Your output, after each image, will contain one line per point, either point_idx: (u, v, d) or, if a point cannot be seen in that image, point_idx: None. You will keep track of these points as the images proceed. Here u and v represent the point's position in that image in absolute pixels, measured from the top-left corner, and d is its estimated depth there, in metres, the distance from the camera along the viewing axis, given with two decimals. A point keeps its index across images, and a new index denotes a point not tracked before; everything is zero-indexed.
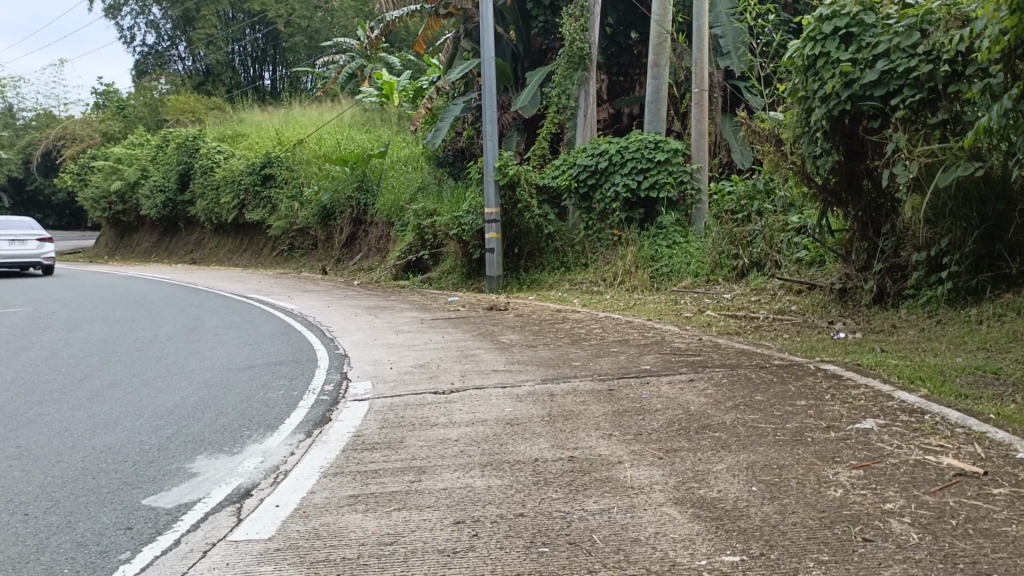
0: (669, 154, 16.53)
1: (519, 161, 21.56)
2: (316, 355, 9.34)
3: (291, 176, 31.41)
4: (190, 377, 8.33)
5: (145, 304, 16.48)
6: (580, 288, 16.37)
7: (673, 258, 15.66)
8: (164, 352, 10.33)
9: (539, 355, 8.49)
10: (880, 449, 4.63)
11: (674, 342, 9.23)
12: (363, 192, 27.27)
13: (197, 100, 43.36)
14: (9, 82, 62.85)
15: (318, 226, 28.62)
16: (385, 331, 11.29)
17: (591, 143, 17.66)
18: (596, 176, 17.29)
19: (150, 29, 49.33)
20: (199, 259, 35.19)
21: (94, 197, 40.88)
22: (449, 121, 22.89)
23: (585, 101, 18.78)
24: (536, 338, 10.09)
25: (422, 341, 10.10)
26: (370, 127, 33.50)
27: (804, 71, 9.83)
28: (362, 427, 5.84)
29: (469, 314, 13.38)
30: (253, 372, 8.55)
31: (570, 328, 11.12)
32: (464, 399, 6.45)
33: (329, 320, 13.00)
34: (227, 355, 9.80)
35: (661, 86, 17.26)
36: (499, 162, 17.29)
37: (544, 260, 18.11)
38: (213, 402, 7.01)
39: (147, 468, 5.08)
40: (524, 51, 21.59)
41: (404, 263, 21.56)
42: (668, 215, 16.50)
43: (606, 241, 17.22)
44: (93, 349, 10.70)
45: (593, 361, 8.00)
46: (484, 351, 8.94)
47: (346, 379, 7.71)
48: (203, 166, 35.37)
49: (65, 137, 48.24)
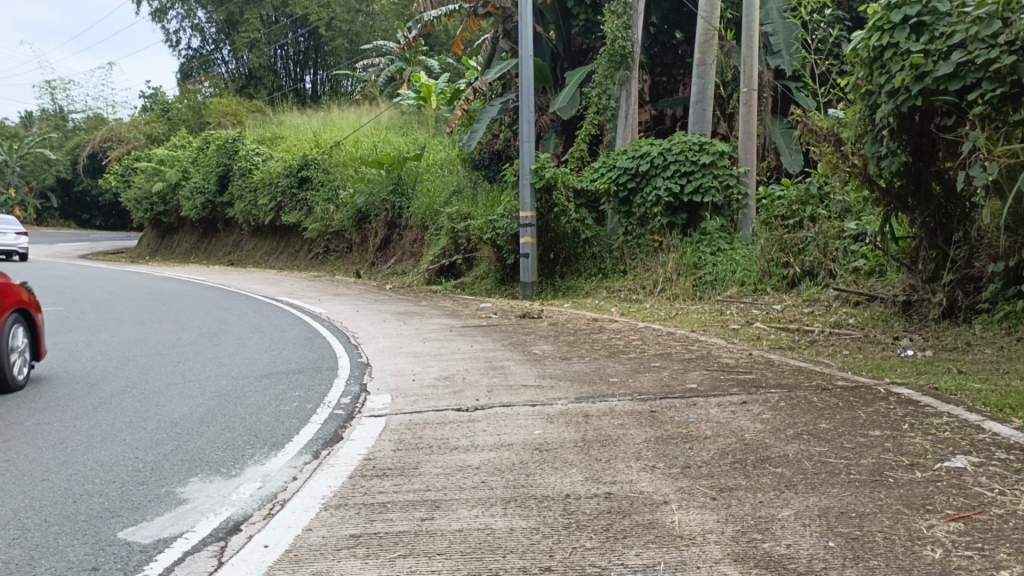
0: (714, 157, 15.77)
1: (557, 164, 20.93)
2: (337, 364, 8.77)
3: (327, 179, 31.27)
4: (203, 385, 7.82)
5: (174, 306, 16.20)
6: (618, 296, 15.66)
7: (718, 265, 14.90)
8: (181, 356, 9.87)
9: (574, 369, 7.83)
10: (980, 495, 3.96)
11: (720, 358, 8.50)
12: (398, 195, 26.90)
13: (238, 103, 43.43)
14: (59, 84, 64.22)
15: (353, 229, 28.31)
16: (412, 339, 10.73)
17: (632, 145, 16.89)
18: (636, 179, 16.55)
19: (195, 33, 49.83)
20: (236, 261, 35.20)
21: (135, 198, 41.24)
22: (486, 123, 22.41)
23: (626, 101, 18.07)
24: (572, 349, 9.43)
25: (450, 350, 9.51)
26: (407, 129, 33.29)
27: (869, 64, 9.13)
28: (376, 447, 5.24)
29: (501, 322, 12.80)
30: (271, 380, 8.02)
31: (608, 340, 10.46)
32: (490, 418, 5.83)
33: (357, 326, 12.51)
34: (247, 361, 9.30)
35: (706, 86, 16.48)
36: (536, 164, 16.62)
37: (580, 266, 17.43)
38: (221, 414, 6.48)
39: (134, 491, 4.53)
40: (564, 51, 21.00)
41: (437, 267, 21.07)
42: (712, 220, 15.74)
43: (647, 247, 16.48)
44: (112, 352, 10.31)
45: (633, 377, 7.31)
46: (514, 363, 8.31)
47: (365, 391, 7.11)
48: (242, 167, 35.44)
49: (111, 138, 48.91)
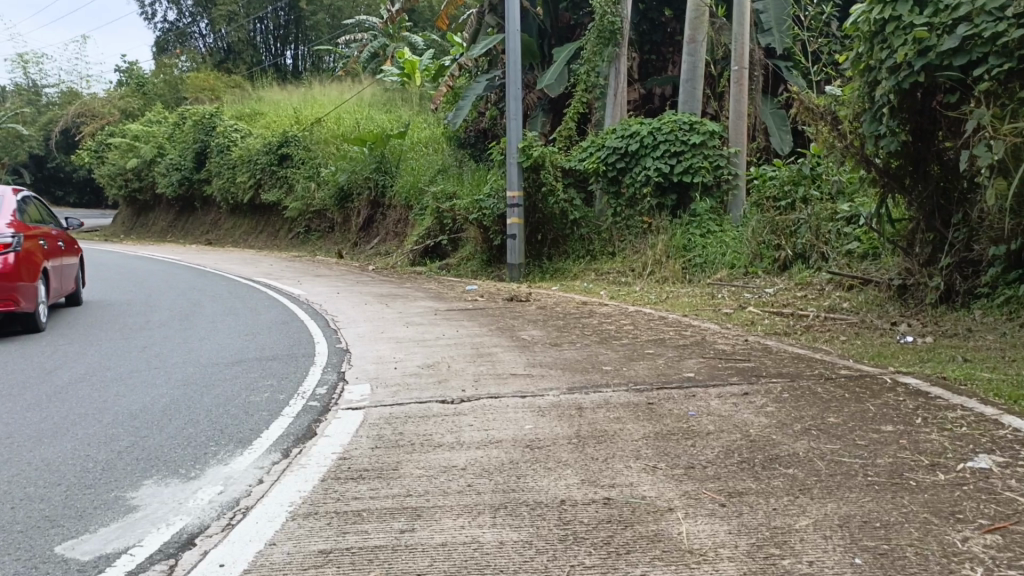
0: (705, 137, 15.41)
1: (543, 143, 20.44)
2: (313, 351, 8.30)
3: (308, 156, 30.62)
4: (169, 372, 7.35)
5: (148, 286, 15.63)
6: (606, 279, 15.28)
7: (707, 248, 14.56)
8: (150, 341, 9.37)
9: (565, 357, 7.42)
10: (1011, 501, 3.61)
11: (717, 345, 8.13)
12: (380, 173, 26.31)
13: (217, 78, 42.45)
14: (32, 57, 62.51)
15: (334, 208, 27.72)
16: (394, 323, 10.29)
17: (622, 124, 16.45)
18: (626, 159, 16.13)
19: (173, 6, 48.61)
20: (214, 240, 34.46)
21: (111, 174, 40.22)
22: (471, 100, 21.85)
23: (615, 78, 17.61)
24: (561, 335, 9.02)
25: (433, 335, 9.08)
26: (390, 107, 32.68)
27: (870, 38, 8.70)
28: (353, 445, 4.83)
29: (486, 305, 12.40)
30: (241, 368, 7.55)
31: (598, 324, 10.09)
32: (476, 412, 5.45)
33: (336, 308, 12.06)
34: (218, 348, 8.81)
35: (697, 64, 16.04)
36: (523, 142, 16.13)
37: (568, 248, 17.01)
38: (186, 406, 6.02)
39: (80, 497, 4.10)
40: (551, 27, 20.47)
41: (421, 248, 20.58)
42: (702, 202, 15.40)
43: (636, 229, 16.10)
44: (76, 336, 9.79)
45: (626, 366, 6.91)
46: (501, 350, 7.91)
47: (342, 381, 6.69)
48: (220, 144, 34.63)
49: (85, 114, 47.65)
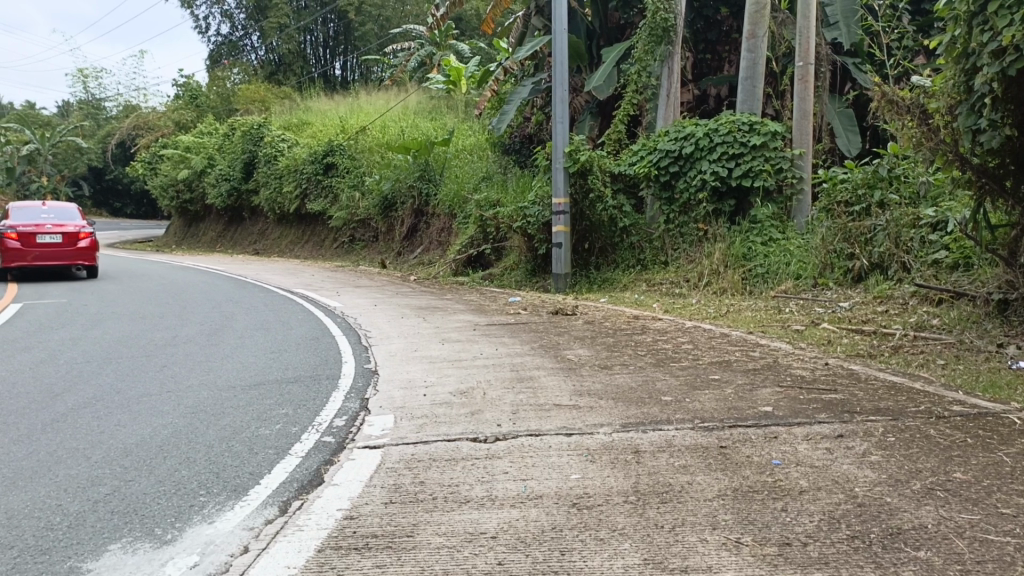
0: (766, 138, 14.24)
1: (592, 147, 19.53)
2: (338, 372, 7.49)
3: (353, 165, 30.29)
4: (180, 396, 6.59)
5: (183, 298, 15.18)
6: (659, 290, 14.31)
7: (769, 257, 13.52)
8: (169, 358, 8.70)
9: (618, 383, 6.50)
10: None
11: (791, 369, 7.13)
12: (425, 181, 25.71)
13: (266, 89, 42.54)
14: (91, 72, 64.05)
15: (379, 217, 27.23)
16: (429, 340, 9.52)
17: (675, 126, 15.44)
18: (680, 163, 15.10)
19: (225, 19, 49.06)
20: (261, 250, 34.34)
21: (162, 185, 40.57)
22: (516, 104, 21.07)
23: (668, 78, 16.65)
24: (612, 356, 8.09)
25: (470, 355, 8.24)
26: (436, 115, 32.23)
27: (969, 20, 7.56)
28: (365, 496, 4.00)
29: (531, 320, 11.56)
30: (259, 391, 6.77)
31: (653, 343, 9.16)
32: (515, 454, 4.62)
33: (371, 322, 11.34)
34: (240, 366, 8.07)
35: (758, 61, 14.96)
36: (570, 146, 15.25)
37: (617, 257, 16.05)
38: (187, 438, 5.23)
39: (27, 568, 3.31)
40: (600, 28, 19.62)
41: (465, 257, 19.87)
42: (763, 207, 14.33)
43: (690, 237, 15.10)
44: (97, 352, 9.21)
45: (689, 395, 5.97)
46: (544, 374, 7.02)
47: (363, 411, 5.85)
48: (268, 154, 34.59)
49: (139, 126, 48.36)
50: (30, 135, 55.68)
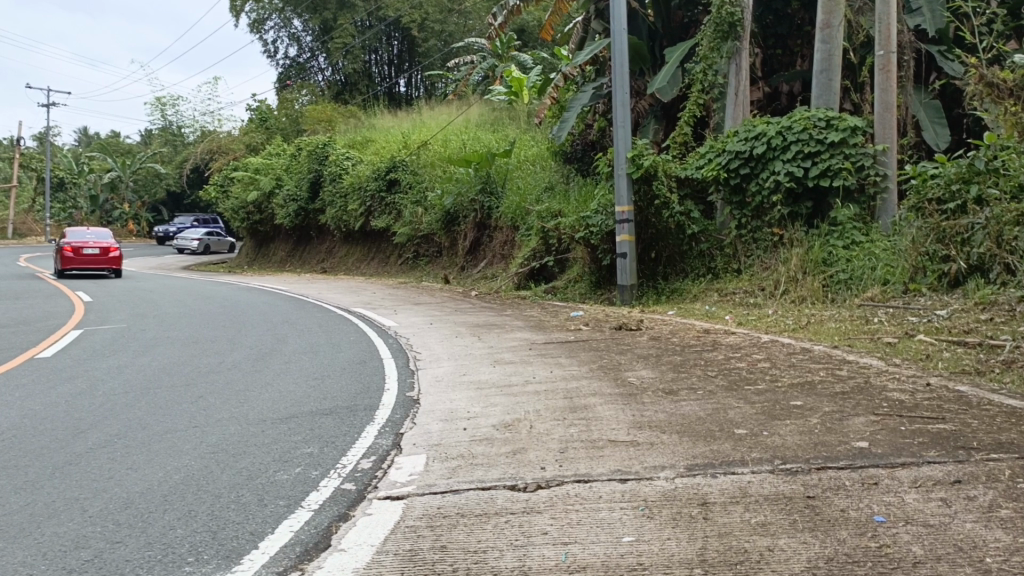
0: (845, 134, 13.16)
1: (657, 152, 18.66)
2: (378, 403, 6.90)
3: (415, 181, 30.14)
4: (206, 434, 6.12)
5: (241, 321, 14.99)
6: (731, 300, 13.37)
7: (852, 262, 12.49)
8: (209, 387, 8.30)
9: (683, 413, 5.70)
10: None
11: (887, 392, 6.17)
12: (487, 194, 25.25)
13: (333, 110, 42.56)
14: (169, 100, 66.31)
15: (441, 232, 26.91)
16: (480, 361, 8.89)
17: (744, 125, 14.43)
18: (751, 164, 14.11)
19: (292, 42, 49.71)
20: (328, 268, 34.49)
21: (233, 208, 41.37)
22: (576, 111, 20.40)
23: (736, 76, 15.76)
24: (677, 378, 7.28)
25: (522, 380, 7.57)
26: (498, 126, 31.88)
27: None
28: (374, 566, 3.35)
29: (593, 336, 10.81)
30: (289, 426, 6.26)
31: (726, 361, 8.30)
32: (560, 508, 3.91)
33: (424, 343, 10.78)
34: (277, 396, 7.61)
35: (833, 51, 13.89)
36: (633, 151, 14.47)
37: (686, 266, 15.11)
38: (198, 487, 4.71)
39: None
40: (663, 28, 18.77)
41: (527, 271, 19.26)
42: (844, 208, 13.24)
43: (765, 242, 14.12)
44: (140, 381, 8.93)
45: (767, 428, 5.13)
46: (600, 403, 6.26)
47: (394, 450, 5.24)
48: (332, 173, 34.83)
49: (212, 150, 49.60)
50: (112, 163, 57.79)
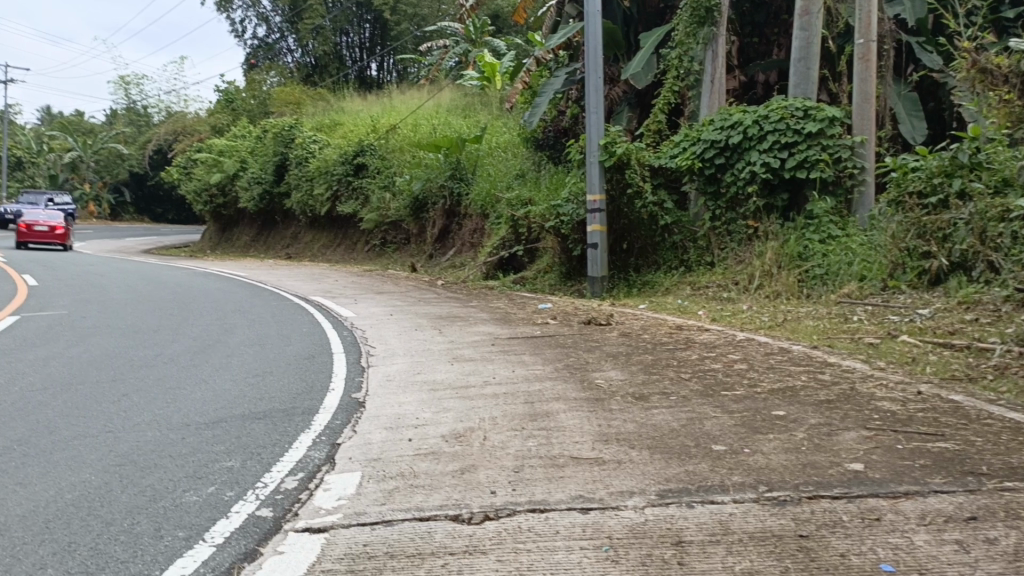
0: (823, 124, 12.65)
1: (630, 140, 18.05)
2: (317, 406, 6.20)
3: (383, 166, 29.34)
4: (117, 442, 5.41)
5: (190, 309, 14.15)
6: (705, 294, 12.86)
7: (829, 256, 12.05)
8: (136, 384, 7.56)
9: (654, 424, 5.11)
10: None
11: (875, 401, 5.63)
12: (456, 180, 24.53)
13: (301, 92, 41.52)
14: (133, 79, 64.43)
15: (409, 218, 26.15)
16: (437, 359, 8.24)
17: (720, 113, 13.87)
18: (726, 154, 13.58)
19: (261, 22, 48.27)
20: (294, 254, 33.50)
21: (196, 190, 40.15)
22: (548, 97, 19.75)
23: (712, 63, 15.18)
24: (648, 382, 6.70)
25: (479, 382, 6.92)
26: (469, 112, 31.19)
27: None
28: None
29: (560, 331, 10.22)
30: (214, 433, 5.55)
31: (701, 361, 7.76)
32: (510, 548, 3.29)
33: (379, 337, 10.10)
34: (210, 396, 6.86)
35: (813, 39, 13.36)
36: (606, 138, 13.87)
37: (659, 258, 14.56)
38: (87, 513, 4.04)
39: None
40: (638, 12, 18.14)
41: (496, 260, 18.62)
42: (820, 201, 12.75)
43: (739, 235, 13.62)
44: (64, 375, 8.15)
45: (749, 444, 4.56)
46: (562, 410, 5.66)
47: (325, 466, 4.57)
48: (298, 156, 33.83)
49: (177, 131, 48.14)
50: (74, 143, 55.89)
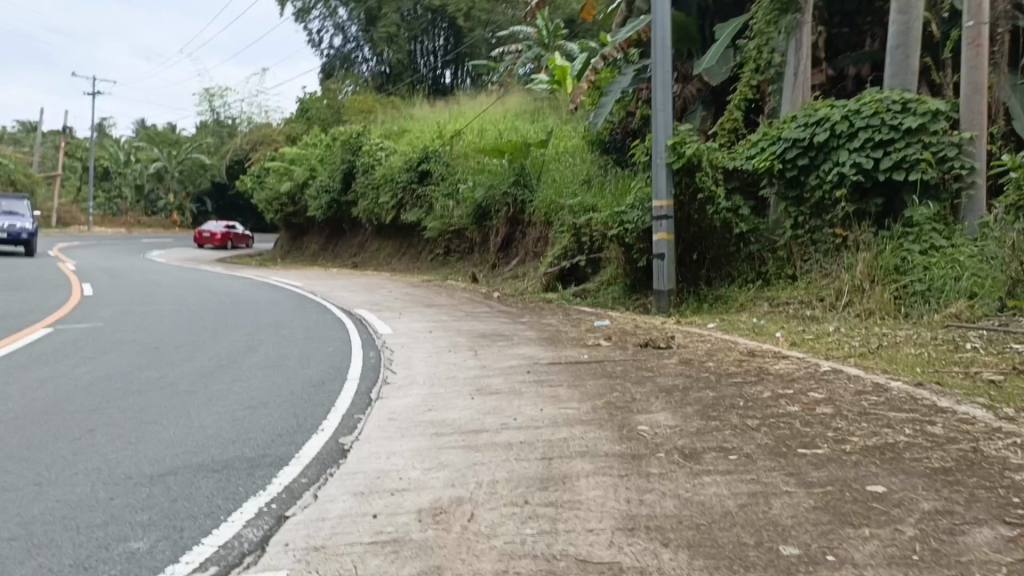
0: (924, 119, 10.90)
1: (704, 141, 16.48)
2: (291, 456, 5.05)
3: (448, 173, 28.47)
4: (33, 498, 4.37)
5: (229, 322, 13.41)
6: (784, 312, 11.31)
7: (932, 270, 10.36)
8: (113, 413, 6.58)
9: (703, 505, 3.85)
10: None
11: (1013, 477, 4.19)
12: (520, 187, 23.36)
13: (374, 101, 41.26)
14: (218, 92, 65.92)
15: (472, 226, 25.17)
16: (461, 391, 7.08)
17: (804, 108, 12.24)
18: (810, 154, 11.96)
19: (337, 32, 47.78)
20: (360, 263, 33.01)
21: (268, 199, 40.32)
22: (614, 97, 18.45)
23: (794, 54, 13.54)
24: (704, 432, 5.36)
25: (496, 425, 5.72)
26: (538, 117, 30.03)
27: None
28: None
29: (614, 357, 8.89)
30: (152, 491, 4.45)
31: (775, 401, 6.34)
32: None
33: (407, 359, 9.02)
34: (182, 433, 5.81)
35: (913, 23, 11.66)
36: (673, 138, 12.45)
37: (732, 270, 13.02)
38: None
39: None
40: (713, 4, 16.60)
41: (557, 271, 17.40)
42: (922, 207, 11.00)
43: (825, 246, 11.98)
44: (48, 398, 7.27)
45: (836, 547, 3.27)
46: (586, 474, 4.43)
47: (249, 556, 3.44)
48: (365, 164, 33.35)
49: (255, 141, 48.64)
50: (160, 154, 57.25)
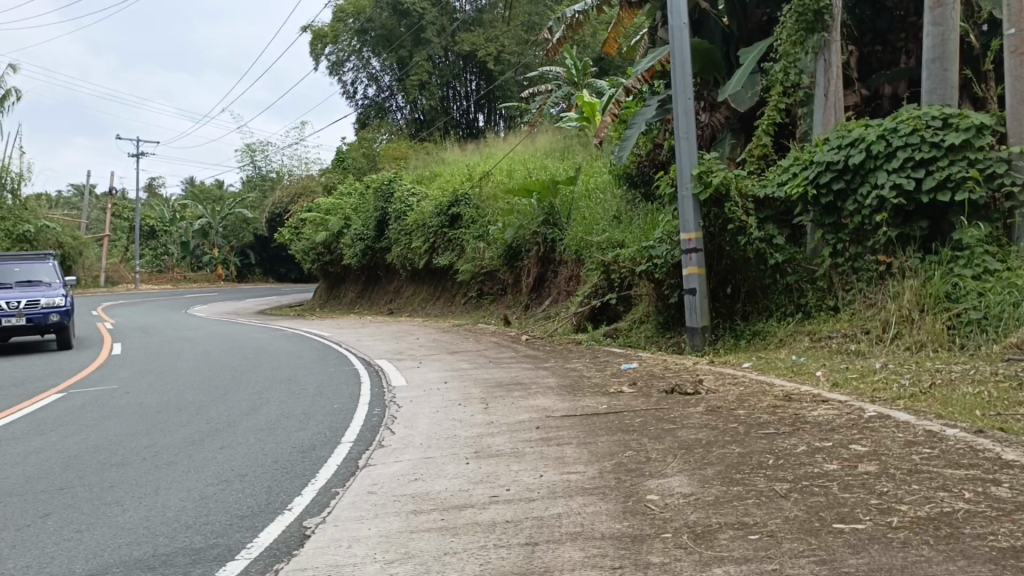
0: (968, 134, 9.98)
1: (734, 169, 15.67)
2: (242, 546, 4.41)
3: (479, 215, 28.04)
4: None
5: (243, 379, 12.95)
6: (827, 347, 10.40)
7: (986, 296, 9.42)
8: (76, 491, 6.04)
9: None
10: None
11: None
12: (550, 226, 22.73)
13: (407, 148, 41.32)
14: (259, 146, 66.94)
15: (503, 268, 24.62)
16: (456, 455, 6.37)
17: (836, 129, 11.40)
18: (846, 177, 11.08)
19: (369, 82, 47.76)
20: (396, 309, 32.67)
21: (305, 248, 40.45)
22: (638, 129, 17.80)
23: (822, 73, 12.77)
24: (722, 502, 4.58)
25: (489, 499, 5.01)
26: (568, 154, 29.52)
27: None
28: None
29: (636, 408, 8.08)
30: None
31: (813, 459, 5.49)
32: None
33: (410, 417, 8.34)
34: (137, 516, 5.24)
35: (949, 34, 10.82)
36: (699, 167, 11.72)
37: (769, 303, 12.13)
38: None
39: None
40: (739, 29, 15.88)
41: (587, 310, 16.68)
42: (971, 228, 10.07)
43: (868, 273, 11.05)
44: (18, 473, 6.79)
45: None
46: (575, 566, 3.71)
47: None
48: (397, 211, 33.17)
49: (292, 193, 49.03)
50: (203, 211, 58.05)
